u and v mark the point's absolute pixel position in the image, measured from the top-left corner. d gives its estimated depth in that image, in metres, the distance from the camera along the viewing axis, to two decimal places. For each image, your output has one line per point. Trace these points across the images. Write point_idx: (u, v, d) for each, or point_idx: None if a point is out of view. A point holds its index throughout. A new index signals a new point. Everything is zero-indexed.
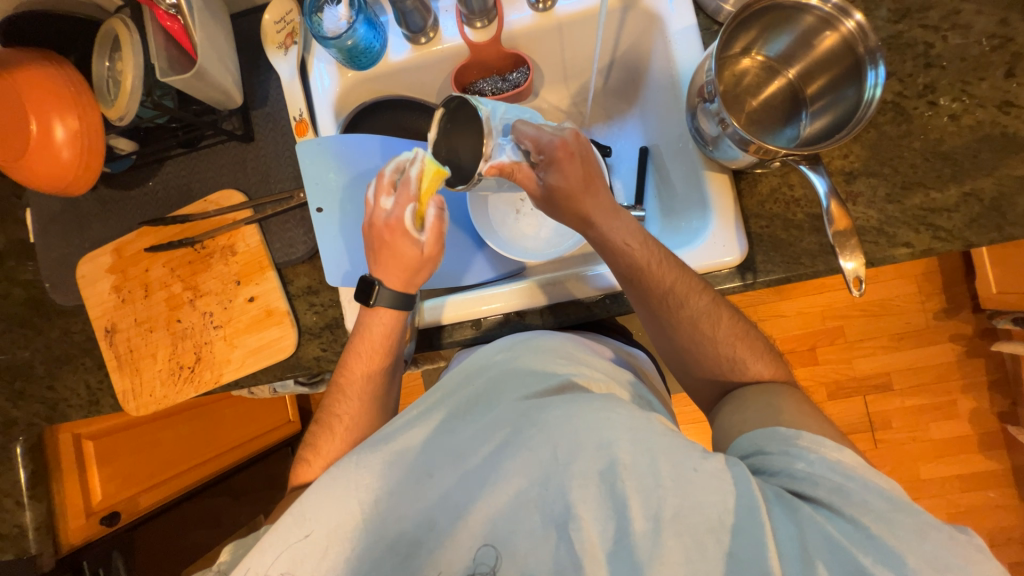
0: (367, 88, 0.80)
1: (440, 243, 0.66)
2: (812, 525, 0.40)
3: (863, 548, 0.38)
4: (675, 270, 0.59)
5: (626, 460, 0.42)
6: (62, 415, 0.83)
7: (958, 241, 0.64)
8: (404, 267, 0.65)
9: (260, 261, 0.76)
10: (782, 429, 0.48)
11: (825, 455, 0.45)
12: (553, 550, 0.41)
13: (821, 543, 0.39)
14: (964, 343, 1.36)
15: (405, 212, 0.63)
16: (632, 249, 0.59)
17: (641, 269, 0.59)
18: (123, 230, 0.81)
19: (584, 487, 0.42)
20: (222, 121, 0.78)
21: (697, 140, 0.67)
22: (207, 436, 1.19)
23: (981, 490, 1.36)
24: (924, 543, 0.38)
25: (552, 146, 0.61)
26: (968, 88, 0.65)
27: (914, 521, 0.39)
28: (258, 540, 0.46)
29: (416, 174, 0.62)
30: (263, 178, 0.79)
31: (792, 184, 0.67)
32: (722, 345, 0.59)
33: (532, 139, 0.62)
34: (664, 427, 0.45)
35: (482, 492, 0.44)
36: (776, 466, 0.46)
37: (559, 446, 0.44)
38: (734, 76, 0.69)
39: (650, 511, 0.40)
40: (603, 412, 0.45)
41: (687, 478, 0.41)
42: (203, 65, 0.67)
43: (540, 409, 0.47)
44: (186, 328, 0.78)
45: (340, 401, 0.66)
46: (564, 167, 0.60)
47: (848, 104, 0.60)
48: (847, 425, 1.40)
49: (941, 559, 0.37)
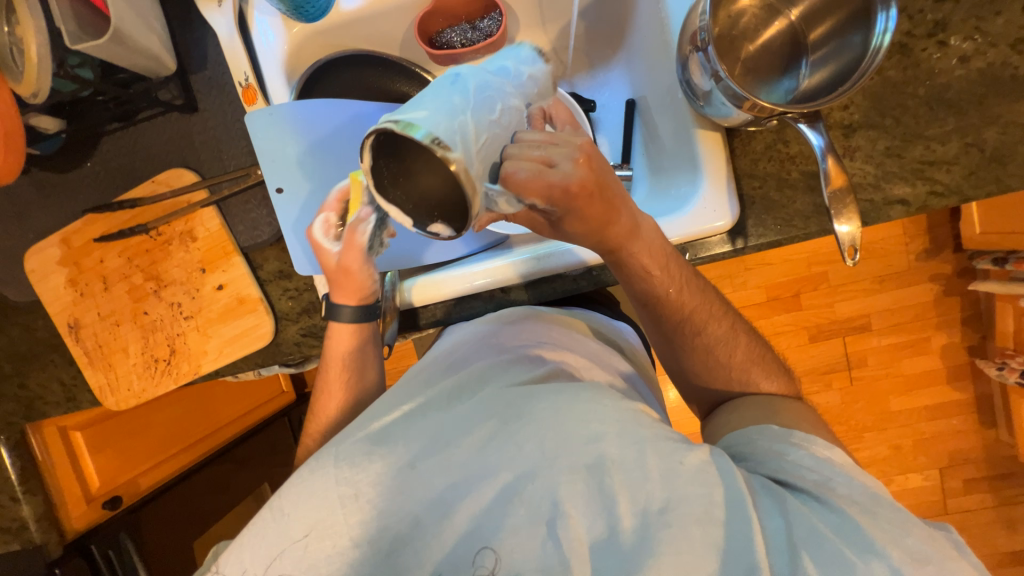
0: (320, 43, 0.71)
1: (356, 258, 0.58)
2: (800, 519, 0.41)
3: (850, 543, 0.40)
4: (698, 298, 0.57)
5: (614, 455, 0.43)
6: (40, 412, 0.80)
7: (955, 196, 0.61)
8: (347, 287, 0.62)
9: (224, 246, 0.71)
10: (775, 426, 0.49)
11: (815, 452, 0.46)
12: (541, 546, 0.41)
13: (807, 535, 0.40)
14: (942, 282, 1.39)
15: (320, 219, 0.59)
16: (652, 279, 0.55)
17: (660, 297, 0.56)
18: (68, 217, 0.74)
19: (572, 483, 0.42)
20: (157, 89, 0.70)
21: (688, 94, 0.62)
22: (201, 414, 1.19)
23: (945, 418, 1.45)
24: (907, 536, 0.40)
25: (567, 192, 0.45)
26: (981, 25, 0.60)
27: (899, 517, 0.41)
28: (238, 534, 0.45)
29: (342, 188, 0.58)
30: (214, 154, 0.72)
31: (787, 140, 0.63)
32: (707, 316, 0.58)
33: (539, 196, 0.44)
34: (651, 420, 0.46)
35: (470, 489, 0.44)
36: (767, 460, 0.47)
37: (547, 441, 0.44)
38: (731, 17, 0.61)
39: (638, 507, 0.42)
40: (591, 405, 0.45)
41: (673, 471, 0.42)
42: (118, 25, 0.58)
43: (527, 401, 0.47)
44: (155, 321, 0.75)
45: (314, 420, 0.64)
46: (587, 210, 0.48)
47: (853, 55, 0.54)
48: (825, 365, 1.45)
49: (922, 553, 0.40)
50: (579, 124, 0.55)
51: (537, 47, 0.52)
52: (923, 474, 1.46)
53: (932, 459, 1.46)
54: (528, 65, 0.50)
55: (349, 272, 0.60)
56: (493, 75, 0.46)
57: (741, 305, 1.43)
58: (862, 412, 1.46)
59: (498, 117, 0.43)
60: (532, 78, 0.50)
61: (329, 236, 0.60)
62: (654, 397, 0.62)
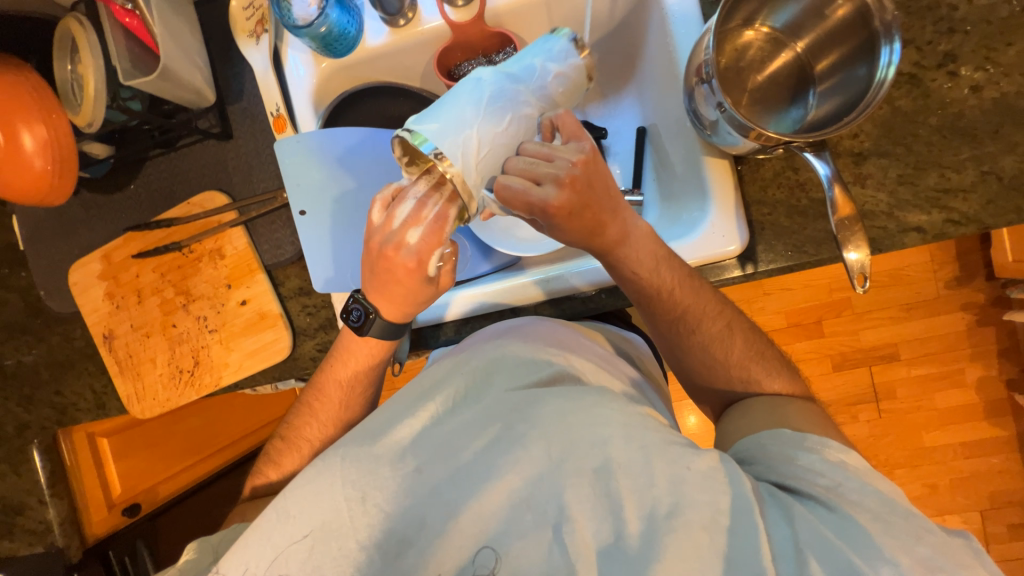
0: (348, 77, 0.76)
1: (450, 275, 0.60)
2: (806, 524, 0.40)
3: (854, 548, 0.38)
4: (698, 295, 0.57)
5: (620, 459, 0.42)
6: (72, 418, 0.84)
7: (974, 225, 0.60)
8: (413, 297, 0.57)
9: (249, 264, 0.75)
10: (788, 430, 0.49)
11: (827, 456, 0.45)
12: (547, 551, 0.41)
13: (814, 540, 0.39)
14: (975, 311, 1.33)
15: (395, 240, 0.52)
16: (640, 279, 0.56)
17: (651, 296, 0.57)
18: (111, 235, 0.80)
19: (578, 487, 0.42)
20: (197, 119, 0.76)
21: (695, 123, 0.63)
22: (221, 425, 1.19)
23: (983, 456, 1.36)
24: (919, 544, 0.38)
25: (547, 210, 0.50)
26: (993, 55, 0.60)
27: (910, 525, 0.39)
28: (242, 534, 0.46)
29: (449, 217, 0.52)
30: (245, 178, 0.77)
31: (797, 167, 0.64)
32: (712, 340, 0.58)
33: (522, 210, 0.50)
34: (657, 424, 0.45)
35: (475, 491, 0.43)
36: (777, 467, 0.46)
37: (553, 444, 0.44)
38: (736, 51, 0.63)
39: (644, 510, 0.41)
40: (595, 411, 0.45)
41: (680, 477, 0.41)
42: (166, 63, 0.64)
43: (532, 405, 0.46)
44: (182, 333, 0.78)
45: (287, 449, 0.65)
46: (568, 225, 0.52)
47: (858, 87, 0.55)
48: (851, 396, 1.39)
49: (934, 561, 0.37)
50: (584, 136, 0.53)
51: (568, 47, 0.57)
52: (963, 516, 1.37)
53: (972, 500, 1.36)
54: (557, 60, 0.56)
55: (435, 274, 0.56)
56: (513, 81, 0.54)
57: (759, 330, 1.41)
58: (893, 447, 1.39)
59: (506, 128, 0.52)
60: (559, 76, 0.56)
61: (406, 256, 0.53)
62: (663, 405, 0.60)
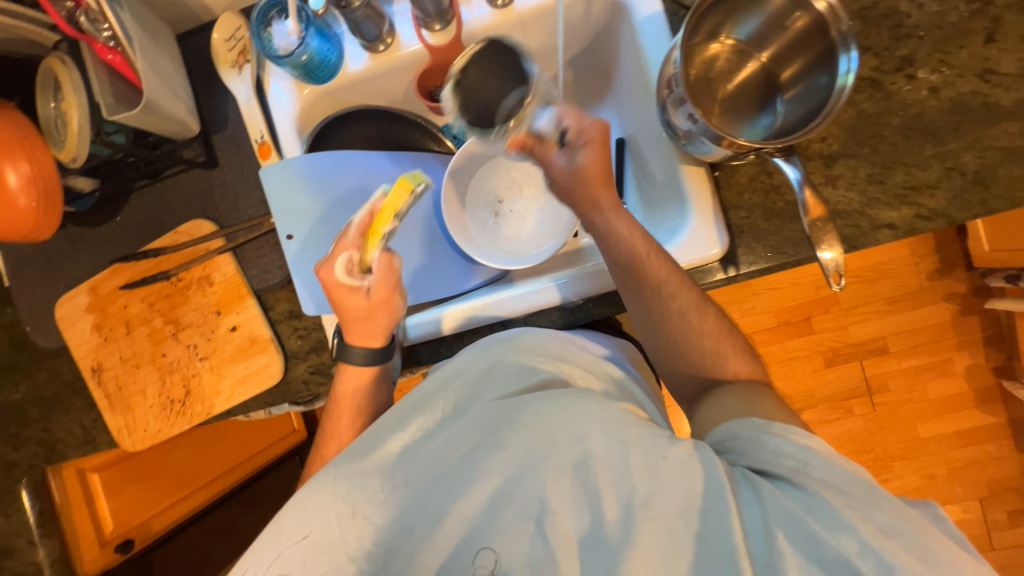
0: (330, 101, 0.78)
1: (394, 283, 0.62)
2: (774, 502, 0.38)
3: (820, 521, 0.36)
4: (669, 264, 0.58)
5: (598, 453, 0.42)
6: (61, 455, 0.83)
7: (942, 219, 0.63)
8: (362, 326, 0.63)
9: (238, 289, 0.75)
10: (755, 416, 0.46)
11: (793, 439, 0.43)
12: (528, 545, 0.41)
13: (782, 519, 0.37)
14: (958, 301, 1.36)
15: (346, 261, 0.60)
16: (633, 239, 0.59)
17: (640, 257, 0.58)
18: (97, 268, 0.80)
19: (557, 482, 0.41)
20: (182, 148, 0.76)
21: (669, 133, 0.65)
22: (215, 454, 1.17)
23: (977, 444, 1.38)
24: (879, 512, 0.37)
25: (593, 127, 0.60)
26: (947, 58, 0.63)
27: (872, 495, 0.38)
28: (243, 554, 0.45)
29: (360, 220, 0.60)
30: (232, 205, 0.77)
31: (770, 171, 0.66)
32: (688, 306, 0.58)
33: (575, 118, 0.60)
34: (636, 418, 0.44)
35: (459, 495, 0.43)
36: (746, 451, 0.44)
37: (533, 444, 0.43)
38: (704, 63, 0.66)
39: (621, 499, 0.40)
40: (574, 407, 0.44)
41: (656, 466, 0.40)
42: (150, 98, 0.65)
43: (515, 408, 0.46)
44: (172, 362, 0.78)
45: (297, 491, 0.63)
46: (601, 153, 0.61)
47: (821, 93, 0.57)
48: (844, 391, 1.41)
49: (893, 528, 0.36)
50: None
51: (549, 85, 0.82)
52: (962, 506, 1.38)
53: (970, 489, 1.38)
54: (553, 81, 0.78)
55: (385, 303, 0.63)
56: None
57: (750, 330, 1.43)
58: (889, 439, 1.40)
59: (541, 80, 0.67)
60: None
61: (355, 273, 0.61)
62: (658, 410, 0.60)
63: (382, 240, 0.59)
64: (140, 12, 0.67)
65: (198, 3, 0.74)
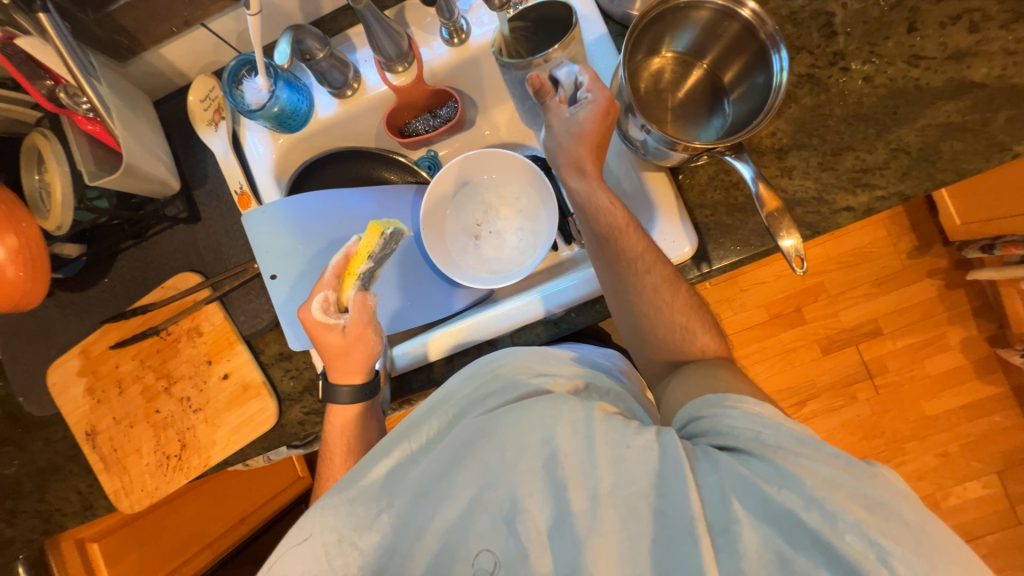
0: (306, 147, 0.81)
1: (368, 319, 0.63)
2: (728, 469, 0.39)
3: (769, 480, 0.37)
4: (645, 240, 0.60)
5: (567, 449, 0.42)
6: (58, 525, 0.82)
7: (895, 196, 0.66)
8: (343, 365, 0.64)
9: (227, 336, 0.76)
10: (711, 394, 0.47)
11: (746, 410, 0.44)
12: (501, 544, 0.41)
13: (738, 485, 0.38)
14: (941, 276, 1.38)
15: (322, 302, 0.62)
16: (613, 210, 0.60)
17: (619, 229, 0.59)
18: (88, 330, 0.81)
19: (529, 482, 0.42)
20: (165, 207, 0.79)
21: (629, 145, 0.68)
22: (217, 511, 1.15)
23: (986, 416, 1.37)
24: (825, 467, 0.37)
25: (601, 91, 0.59)
26: (875, 49, 0.67)
27: (816, 451, 0.38)
28: None
29: (336, 262, 0.62)
30: (217, 255, 0.79)
31: (728, 170, 0.69)
32: (662, 282, 0.59)
33: (588, 75, 0.60)
34: (603, 413, 0.45)
35: (436, 508, 0.43)
36: (704, 429, 0.45)
37: (506, 449, 0.43)
38: (652, 76, 0.70)
39: (589, 491, 0.40)
40: (545, 408, 0.44)
41: (620, 455, 0.41)
42: (130, 161, 0.68)
43: (489, 417, 0.46)
44: (166, 417, 0.78)
45: None
46: (598, 125, 0.60)
47: (761, 91, 0.61)
48: (844, 377, 1.41)
49: (837, 480, 0.37)
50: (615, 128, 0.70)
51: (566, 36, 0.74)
52: (981, 482, 1.36)
53: (986, 463, 1.36)
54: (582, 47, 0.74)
55: (362, 339, 0.63)
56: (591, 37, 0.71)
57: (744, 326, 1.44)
58: (897, 421, 1.39)
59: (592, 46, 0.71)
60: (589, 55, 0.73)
61: (331, 313, 0.62)
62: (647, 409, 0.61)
63: (358, 279, 0.62)
64: (117, 82, 0.71)
65: (173, 69, 0.78)
